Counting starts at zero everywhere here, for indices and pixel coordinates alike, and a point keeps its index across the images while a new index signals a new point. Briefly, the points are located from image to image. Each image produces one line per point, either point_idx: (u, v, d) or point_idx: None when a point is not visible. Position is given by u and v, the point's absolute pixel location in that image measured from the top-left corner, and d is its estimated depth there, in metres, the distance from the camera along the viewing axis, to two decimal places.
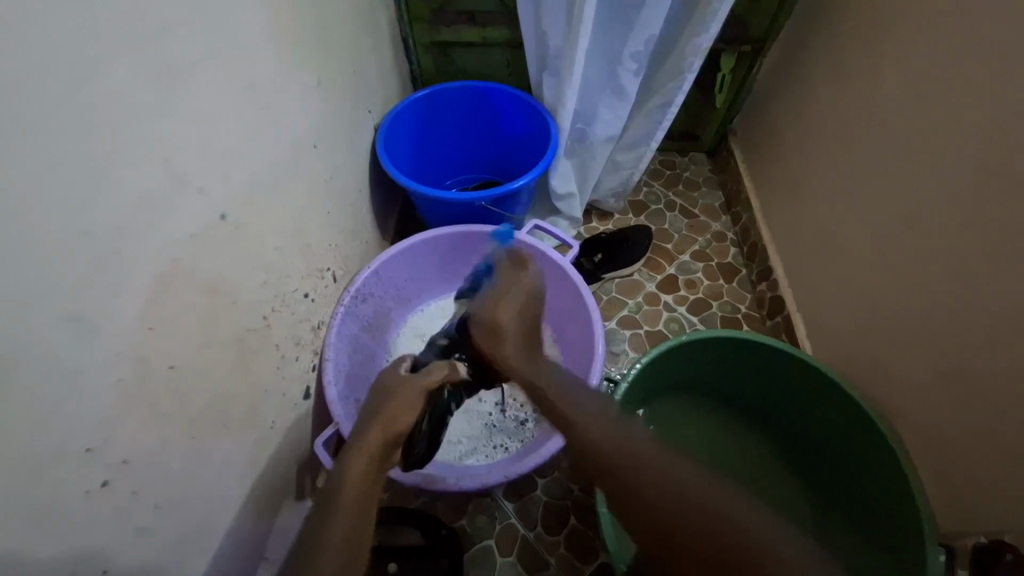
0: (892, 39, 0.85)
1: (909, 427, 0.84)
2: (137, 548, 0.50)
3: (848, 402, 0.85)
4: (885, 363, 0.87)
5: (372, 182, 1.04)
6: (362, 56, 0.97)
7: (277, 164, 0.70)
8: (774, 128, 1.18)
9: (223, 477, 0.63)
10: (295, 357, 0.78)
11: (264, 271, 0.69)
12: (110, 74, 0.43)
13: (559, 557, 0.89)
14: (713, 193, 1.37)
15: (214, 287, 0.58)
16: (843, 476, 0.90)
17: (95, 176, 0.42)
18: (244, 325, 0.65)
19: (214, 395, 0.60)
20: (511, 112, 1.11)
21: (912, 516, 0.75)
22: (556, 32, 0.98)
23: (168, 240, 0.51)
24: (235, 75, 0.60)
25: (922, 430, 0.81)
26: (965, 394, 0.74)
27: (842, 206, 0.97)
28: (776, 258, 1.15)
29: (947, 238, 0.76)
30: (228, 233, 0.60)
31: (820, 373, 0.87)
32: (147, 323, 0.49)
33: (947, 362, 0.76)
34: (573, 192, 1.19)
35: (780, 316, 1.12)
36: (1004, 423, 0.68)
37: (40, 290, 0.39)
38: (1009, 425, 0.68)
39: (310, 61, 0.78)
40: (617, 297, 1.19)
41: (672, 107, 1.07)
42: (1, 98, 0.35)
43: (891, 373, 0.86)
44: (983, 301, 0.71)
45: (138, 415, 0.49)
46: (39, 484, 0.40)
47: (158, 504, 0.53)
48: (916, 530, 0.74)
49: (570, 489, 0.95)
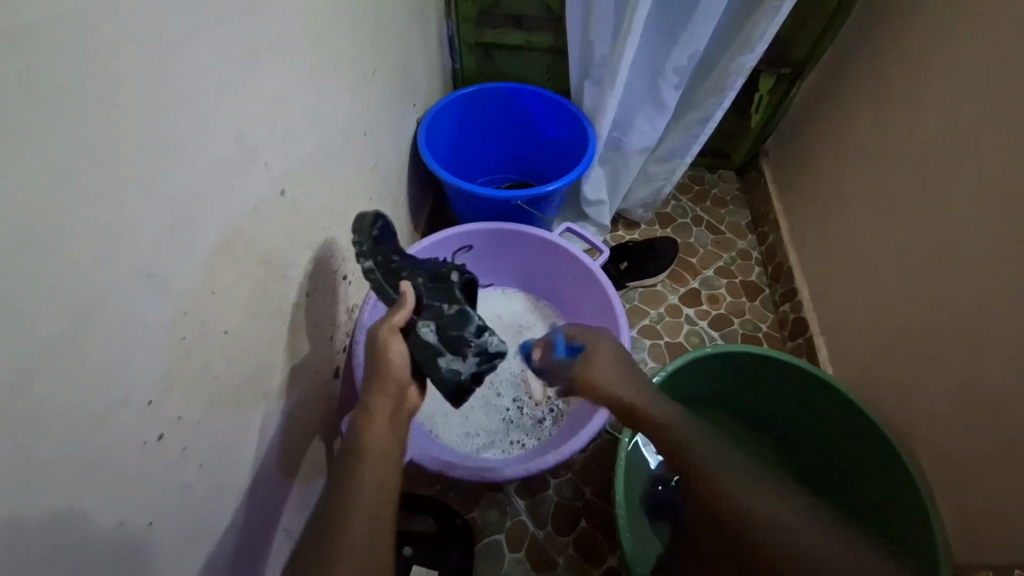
0: (936, 70, 0.86)
1: (928, 457, 0.84)
2: (178, 504, 0.52)
3: (868, 426, 0.85)
4: (907, 391, 0.88)
5: (410, 174, 1.07)
6: (412, 50, 0.99)
7: (331, 148, 0.72)
8: (808, 151, 1.19)
9: (257, 445, 0.64)
10: (329, 337, 0.80)
11: (312, 249, 0.71)
12: (199, 47, 0.45)
13: (567, 557, 0.90)
14: (740, 211, 1.38)
15: (268, 260, 0.60)
16: (858, 501, 0.90)
17: (179, 141, 0.45)
18: (290, 300, 0.67)
19: (258, 364, 0.62)
20: (550, 115, 1.13)
21: (927, 546, 0.75)
22: (603, 41, 1.00)
23: (235, 209, 0.53)
24: (303, 57, 0.62)
25: (940, 459, 0.81)
26: (987, 426, 0.74)
27: (873, 232, 0.98)
28: (801, 280, 1.16)
29: (979, 271, 0.76)
30: (285, 209, 0.63)
31: (842, 396, 0.88)
32: (210, 287, 0.51)
33: (971, 394, 0.76)
34: (603, 200, 1.20)
35: (802, 338, 1.13)
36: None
37: (125, 243, 0.41)
38: None
39: (367, 51, 0.80)
40: (639, 306, 1.20)
41: (710, 123, 1.09)
42: (107, 61, 0.37)
43: (913, 401, 0.87)
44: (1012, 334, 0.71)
45: (193, 374, 0.51)
46: (104, 429, 0.42)
47: (202, 464, 0.54)
48: (930, 557, 0.74)
49: (582, 491, 0.96)
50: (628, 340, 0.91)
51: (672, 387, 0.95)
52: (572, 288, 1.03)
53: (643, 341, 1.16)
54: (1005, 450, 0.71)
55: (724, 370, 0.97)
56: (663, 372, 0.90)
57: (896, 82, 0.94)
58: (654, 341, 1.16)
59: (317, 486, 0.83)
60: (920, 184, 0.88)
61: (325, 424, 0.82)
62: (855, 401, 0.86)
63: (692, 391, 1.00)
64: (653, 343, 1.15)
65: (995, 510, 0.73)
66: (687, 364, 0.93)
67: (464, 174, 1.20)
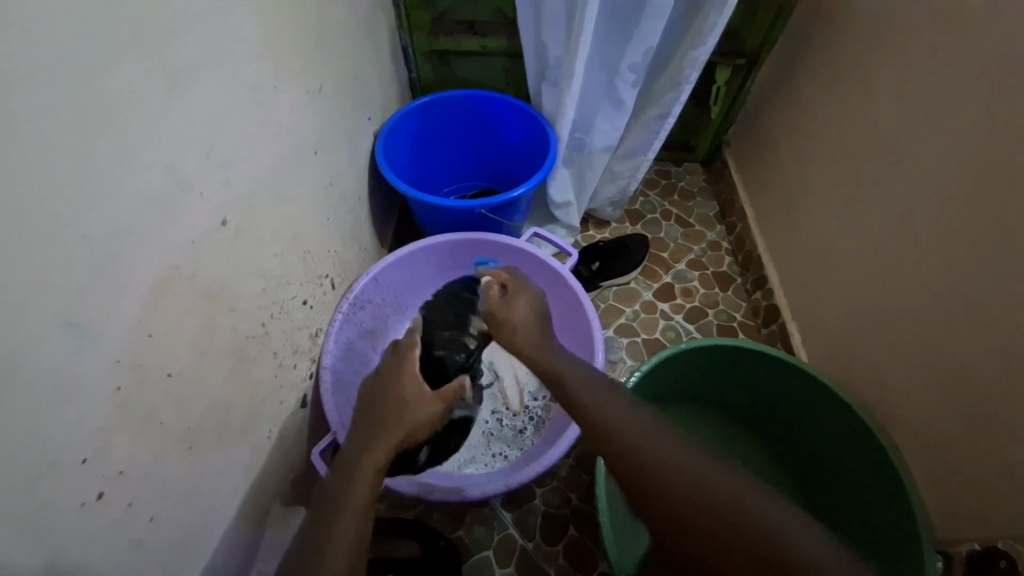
0: (884, 54, 0.87)
1: (905, 436, 0.84)
2: (129, 563, 0.49)
3: (843, 409, 0.86)
4: (878, 371, 0.89)
5: (371, 189, 1.04)
6: (362, 63, 0.97)
7: (278, 171, 0.70)
8: (768, 139, 1.20)
9: (219, 488, 0.61)
10: (293, 365, 0.78)
11: (264, 277, 0.68)
12: (112, 78, 0.42)
13: (557, 567, 0.88)
14: (708, 202, 1.39)
15: (214, 293, 0.58)
16: (841, 484, 0.90)
17: (96, 180, 0.42)
18: (243, 332, 0.64)
19: (211, 403, 0.59)
20: (509, 121, 1.12)
21: (909, 525, 0.76)
22: (556, 43, 0.99)
23: (170, 245, 0.51)
24: (238, 79, 0.59)
25: (917, 437, 0.82)
26: (957, 402, 0.75)
27: (835, 216, 0.98)
28: (771, 267, 1.17)
29: (937, 250, 0.77)
30: (229, 240, 0.60)
31: (818, 381, 0.88)
32: (146, 329, 0.48)
33: (941, 370, 0.77)
34: (570, 201, 1.20)
35: (775, 325, 1.13)
36: (994, 430, 0.69)
37: (37, 295, 0.38)
38: (999, 432, 0.69)
39: (312, 67, 0.78)
40: (614, 305, 1.20)
41: (669, 118, 1.08)
42: (2, 101, 0.34)
43: (885, 381, 0.87)
44: (974, 310, 0.72)
45: (132, 425, 0.48)
46: (32, 497, 0.38)
47: (154, 517, 0.51)
48: (912, 537, 0.75)
49: (568, 498, 0.95)
50: (602, 343, 0.89)
51: (651, 386, 0.94)
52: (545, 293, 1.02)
53: (620, 340, 1.15)
54: (976, 424, 0.72)
55: (701, 365, 0.97)
56: (640, 372, 0.89)
57: (847, 67, 0.95)
58: (631, 339, 1.15)
59: (292, 518, 0.80)
60: (877, 167, 0.88)
61: (296, 455, 0.79)
62: (828, 386, 0.86)
63: (671, 390, 0.99)
64: (630, 342, 1.15)
65: (973, 482, 0.73)
66: (664, 362, 0.92)
67: (427, 185, 1.18)
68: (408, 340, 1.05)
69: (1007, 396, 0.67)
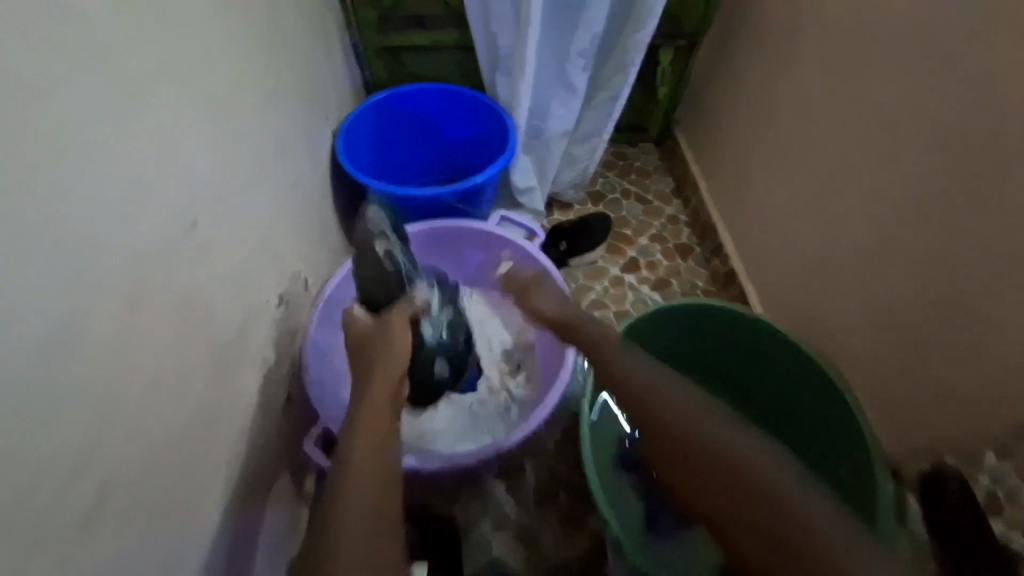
0: (812, 26, 0.94)
1: (856, 375, 0.92)
2: (135, 564, 0.50)
3: (800, 355, 0.92)
4: (827, 319, 0.96)
5: (335, 187, 1.05)
6: (315, 62, 0.97)
7: (243, 175, 0.70)
8: (712, 116, 1.28)
9: (214, 491, 0.62)
10: (273, 365, 0.78)
11: (237, 281, 0.68)
12: (64, 89, 0.43)
13: (555, 533, 0.91)
14: (663, 179, 1.45)
15: (189, 299, 0.58)
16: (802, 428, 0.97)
17: (60, 191, 0.42)
18: (222, 336, 0.65)
19: (198, 407, 0.59)
20: (467, 112, 1.14)
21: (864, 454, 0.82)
22: (506, 34, 1.03)
23: (140, 253, 0.51)
24: (193, 84, 0.60)
25: (868, 376, 0.90)
26: (898, 337, 0.83)
27: (778, 181, 1.06)
28: (726, 235, 1.24)
29: (869, 203, 0.85)
30: (199, 246, 0.60)
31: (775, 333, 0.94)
32: (126, 335, 0.49)
33: (880, 311, 0.85)
34: (533, 185, 1.23)
35: (734, 288, 1.20)
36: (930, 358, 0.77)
37: (13, 307, 0.38)
38: (934, 358, 0.77)
39: (266, 69, 0.78)
40: (584, 283, 1.24)
41: (619, 100, 1.13)
42: None
43: (834, 327, 0.95)
44: (905, 252, 0.80)
45: (122, 430, 0.48)
46: (31, 503, 0.39)
47: (152, 520, 0.52)
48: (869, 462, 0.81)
49: (559, 468, 0.97)
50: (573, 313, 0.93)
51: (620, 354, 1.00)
52: (518, 276, 1.04)
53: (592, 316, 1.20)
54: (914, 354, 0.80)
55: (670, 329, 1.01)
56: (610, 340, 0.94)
57: (779, 42, 1.02)
58: (602, 314, 1.20)
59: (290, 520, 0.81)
60: (810, 132, 0.96)
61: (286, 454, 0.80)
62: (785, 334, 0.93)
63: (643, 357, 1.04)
64: (602, 317, 1.20)
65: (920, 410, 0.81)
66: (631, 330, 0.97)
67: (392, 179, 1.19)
68: None
69: (938, 327, 0.75)
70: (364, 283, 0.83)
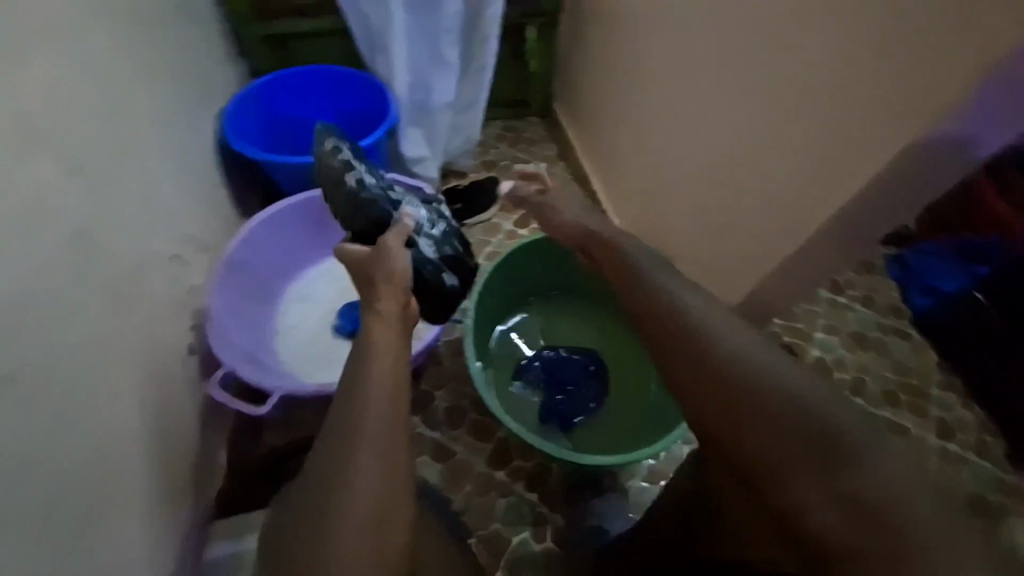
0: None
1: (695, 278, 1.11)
2: (41, 453, 0.56)
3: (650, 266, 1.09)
4: (671, 236, 1.15)
5: (225, 164, 1.12)
6: (190, 47, 1.04)
7: (122, 139, 0.79)
8: (578, 84, 1.46)
9: (117, 411, 0.69)
10: (171, 315, 0.85)
11: (129, 232, 0.77)
12: None
13: (463, 444, 1.03)
14: (548, 145, 1.60)
15: (78, 234, 0.66)
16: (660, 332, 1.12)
17: None
18: (116, 275, 0.73)
19: (94, 332, 0.66)
20: (352, 88, 1.24)
21: None
22: (375, 13, 1.14)
23: (29, 186, 0.60)
24: (62, 56, 0.69)
25: (704, 279, 1.09)
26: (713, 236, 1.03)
27: (627, 129, 1.25)
28: (600, 184, 1.41)
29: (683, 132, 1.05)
30: (83, 192, 0.68)
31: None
32: (16, 252, 0.56)
33: (700, 218, 1.05)
34: (425, 155, 1.33)
35: (608, 228, 1.38)
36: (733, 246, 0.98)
37: None
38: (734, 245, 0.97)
39: (131, 44, 0.85)
40: (481, 238, 1.38)
41: (487, 70, 1.27)
42: None
43: (676, 242, 1.14)
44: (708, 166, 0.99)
45: (20, 330, 0.55)
46: None
47: (55, 419, 0.58)
48: None
49: (463, 392, 1.09)
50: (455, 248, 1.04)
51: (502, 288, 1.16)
52: None
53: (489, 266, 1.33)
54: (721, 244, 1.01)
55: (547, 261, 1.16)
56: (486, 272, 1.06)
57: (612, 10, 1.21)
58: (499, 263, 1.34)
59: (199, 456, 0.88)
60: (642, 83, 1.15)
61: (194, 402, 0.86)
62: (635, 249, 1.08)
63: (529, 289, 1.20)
64: None
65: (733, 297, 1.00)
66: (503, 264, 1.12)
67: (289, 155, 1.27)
68: (294, 295, 1.13)
69: (733, 219, 0.95)
70: (351, 221, 0.86)
